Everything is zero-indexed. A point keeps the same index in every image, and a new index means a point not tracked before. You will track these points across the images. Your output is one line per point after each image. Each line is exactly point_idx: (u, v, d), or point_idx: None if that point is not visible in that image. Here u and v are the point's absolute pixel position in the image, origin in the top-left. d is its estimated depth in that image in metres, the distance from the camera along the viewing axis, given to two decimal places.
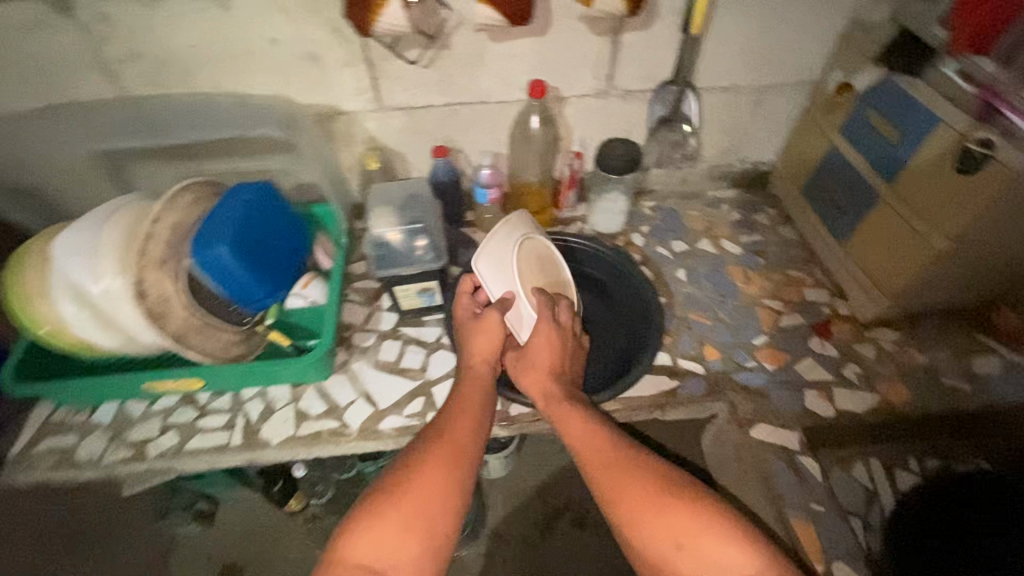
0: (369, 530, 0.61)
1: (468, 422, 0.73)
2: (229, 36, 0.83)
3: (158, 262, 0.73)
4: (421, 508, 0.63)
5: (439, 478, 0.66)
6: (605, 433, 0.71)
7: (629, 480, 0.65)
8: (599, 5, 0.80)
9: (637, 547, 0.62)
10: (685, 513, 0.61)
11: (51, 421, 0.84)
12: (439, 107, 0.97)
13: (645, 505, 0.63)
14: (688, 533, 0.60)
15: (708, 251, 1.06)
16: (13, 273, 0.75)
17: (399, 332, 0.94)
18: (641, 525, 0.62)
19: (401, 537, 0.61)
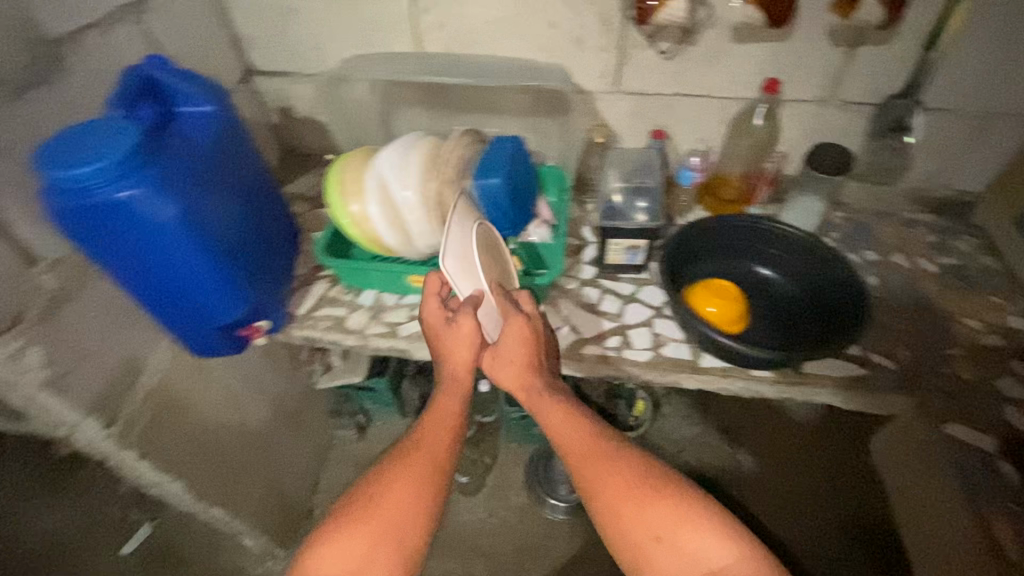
0: (358, 536, 0.73)
1: (441, 432, 0.82)
2: (518, 16, 1.03)
3: (448, 180, 0.93)
4: (401, 523, 0.74)
5: (414, 495, 0.76)
6: (578, 433, 0.81)
7: (606, 481, 0.75)
8: (859, 14, 0.89)
9: (618, 537, 0.74)
10: (658, 512, 0.72)
11: (326, 295, 1.06)
12: (666, 96, 1.10)
13: (625, 501, 0.73)
14: (662, 527, 0.71)
15: (901, 265, 1.09)
16: (332, 175, 0.96)
17: (598, 282, 1.06)
18: (622, 520, 0.73)
19: (386, 543, 0.73)
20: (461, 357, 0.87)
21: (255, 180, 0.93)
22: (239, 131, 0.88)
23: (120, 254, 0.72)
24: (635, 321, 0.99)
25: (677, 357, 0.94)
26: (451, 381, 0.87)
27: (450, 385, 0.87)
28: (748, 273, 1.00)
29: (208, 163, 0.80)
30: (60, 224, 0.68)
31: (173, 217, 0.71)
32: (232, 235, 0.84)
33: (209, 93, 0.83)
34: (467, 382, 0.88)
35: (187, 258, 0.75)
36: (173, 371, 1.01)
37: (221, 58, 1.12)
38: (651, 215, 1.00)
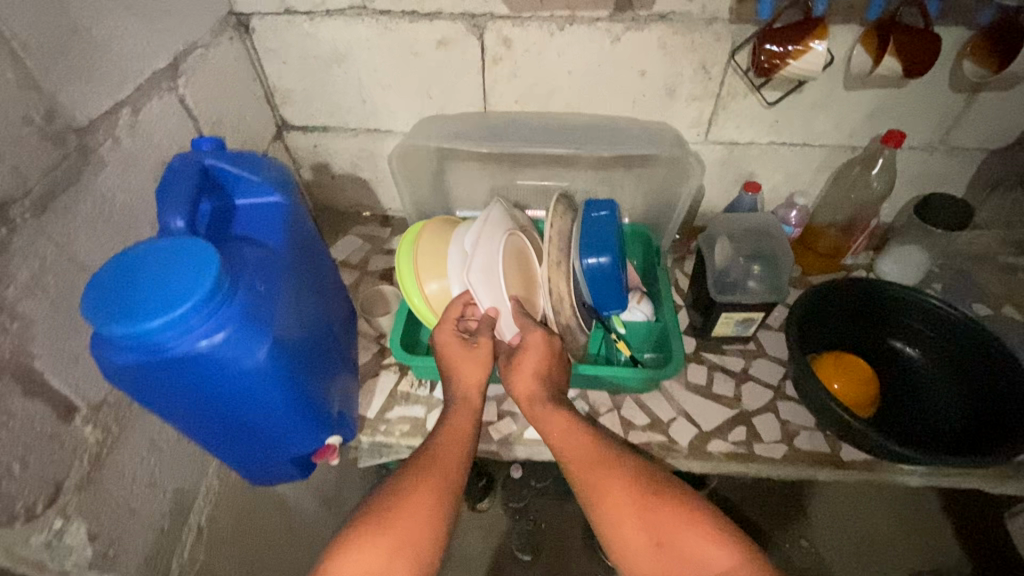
0: (369, 548, 0.63)
1: (456, 443, 0.74)
2: (604, 64, 0.91)
3: (554, 264, 0.81)
4: (415, 531, 0.64)
5: (429, 507, 0.67)
6: (583, 439, 0.74)
7: (607, 484, 0.69)
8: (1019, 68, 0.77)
9: (618, 543, 0.66)
10: (661, 515, 0.65)
11: (398, 391, 0.92)
12: (760, 145, 1.00)
13: (630, 506, 0.66)
14: (666, 527, 0.64)
15: (1014, 319, 1.02)
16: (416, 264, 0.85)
17: (703, 357, 0.95)
18: (625, 524, 0.65)
19: (395, 552, 0.63)
20: (474, 372, 0.79)
21: (318, 273, 0.78)
22: (307, 221, 0.74)
23: (193, 406, 0.56)
24: (757, 406, 0.88)
25: (814, 449, 0.84)
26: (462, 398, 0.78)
27: (463, 404, 0.77)
28: (881, 347, 0.92)
29: (294, 280, 0.66)
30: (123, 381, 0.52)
31: (269, 358, 0.56)
32: (310, 345, 0.70)
33: (276, 184, 0.68)
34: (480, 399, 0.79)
35: (276, 402, 0.61)
36: (225, 496, 0.85)
37: (254, 115, 0.97)
38: (773, 287, 0.86)
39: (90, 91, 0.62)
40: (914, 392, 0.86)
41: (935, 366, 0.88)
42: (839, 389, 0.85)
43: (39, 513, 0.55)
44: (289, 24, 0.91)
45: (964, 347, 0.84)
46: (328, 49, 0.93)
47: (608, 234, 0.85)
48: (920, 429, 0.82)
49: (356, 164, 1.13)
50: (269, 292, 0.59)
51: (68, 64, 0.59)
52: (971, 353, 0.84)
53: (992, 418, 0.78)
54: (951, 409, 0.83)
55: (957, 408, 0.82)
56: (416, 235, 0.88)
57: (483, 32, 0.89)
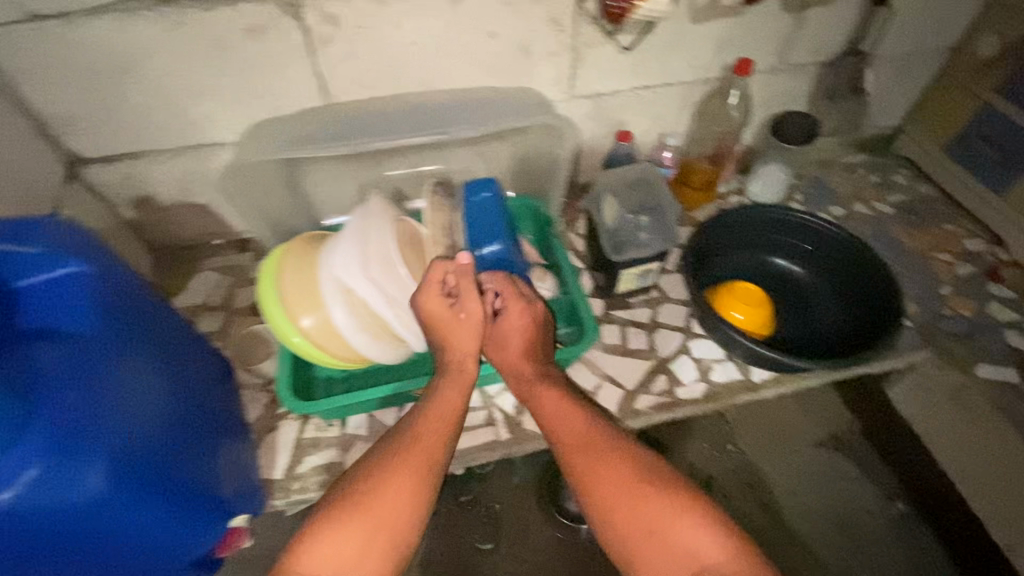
0: (332, 544, 0.54)
1: (445, 419, 0.65)
2: (450, 30, 0.82)
3: (444, 263, 0.73)
4: (386, 513, 0.56)
5: (401, 496, 0.57)
6: (571, 422, 0.66)
7: (594, 471, 0.61)
8: None
9: (611, 533, 0.59)
10: (650, 506, 0.58)
11: (304, 438, 0.82)
12: (623, 92, 0.99)
13: (624, 488, 0.59)
14: (660, 518, 0.57)
15: (864, 214, 1.13)
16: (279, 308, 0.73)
17: (613, 316, 0.96)
18: (625, 513, 0.59)
19: (368, 542, 0.55)
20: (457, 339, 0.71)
21: (172, 336, 0.66)
22: (138, 285, 0.60)
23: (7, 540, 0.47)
24: (671, 353, 0.91)
25: (727, 379, 0.88)
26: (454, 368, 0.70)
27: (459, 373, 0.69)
28: (763, 267, 0.97)
29: (132, 365, 0.54)
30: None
31: (111, 487, 0.49)
32: (180, 434, 0.59)
33: (77, 249, 0.53)
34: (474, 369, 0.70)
35: (135, 518, 0.53)
36: None
37: (27, 158, 0.77)
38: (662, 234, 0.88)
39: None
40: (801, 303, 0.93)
41: (812, 276, 0.95)
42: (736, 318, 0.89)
43: None
44: (40, 34, 0.71)
45: (834, 253, 0.92)
46: (106, 58, 0.75)
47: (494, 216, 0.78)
48: (810, 340, 0.89)
49: (189, 190, 0.95)
50: (100, 406, 0.49)
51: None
52: (842, 260, 0.92)
53: (867, 312, 0.87)
54: (829, 314, 0.91)
55: (834, 313, 0.91)
56: (277, 263, 0.75)
57: (303, 12, 0.76)
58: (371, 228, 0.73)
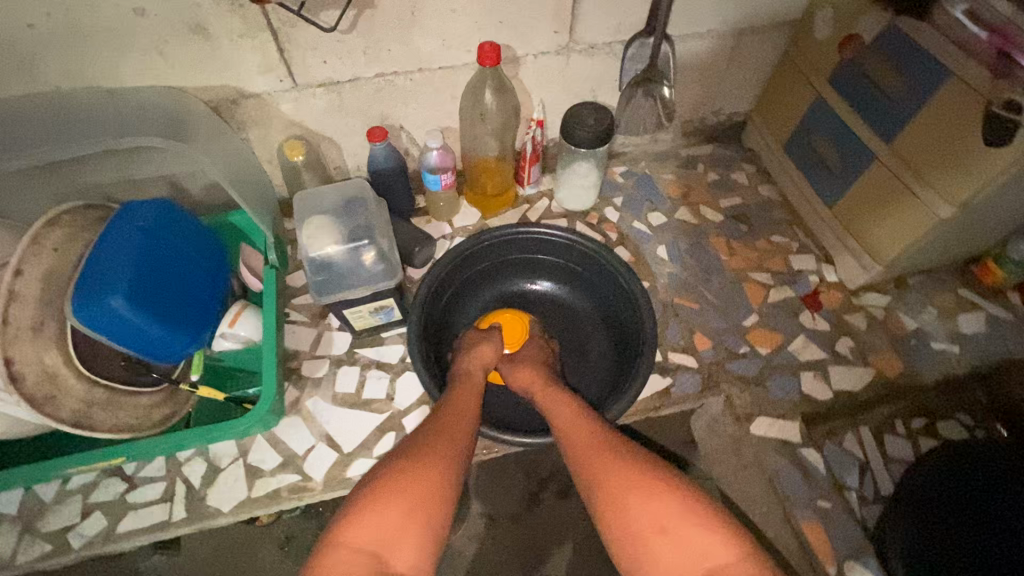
0: (362, 523, 0.49)
1: (461, 419, 0.63)
2: (72, 10, 0.62)
3: (31, 331, 0.56)
4: (423, 490, 0.52)
5: (433, 477, 0.54)
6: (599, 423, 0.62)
7: (615, 462, 0.55)
8: None
9: (618, 532, 0.50)
10: (684, 498, 0.50)
11: None
12: (369, 79, 0.79)
13: (639, 475, 0.53)
14: (676, 508, 0.49)
15: (687, 223, 0.98)
16: None
17: (356, 356, 0.81)
18: (627, 504, 0.51)
19: (398, 521, 0.50)
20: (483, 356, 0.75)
21: None
22: None
23: None
24: (409, 405, 0.77)
25: None
26: (466, 379, 0.71)
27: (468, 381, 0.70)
28: (515, 297, 0.88)
29: None
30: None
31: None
32: None
33: None
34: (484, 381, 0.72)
35: None
36: None
37: None
38: (386, 267, 0.73)
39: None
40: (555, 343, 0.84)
41: (571, 311, 0.87)
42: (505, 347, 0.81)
43: None
44: None
45: (595, 272, 0.84)
46: None
47: (122, 257, 0.61)
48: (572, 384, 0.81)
49: None
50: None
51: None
52: (607, 301, 0.85)
53: (625, 342, 0.80)
54: (592, 346, 0.84)
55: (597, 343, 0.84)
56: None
57: None
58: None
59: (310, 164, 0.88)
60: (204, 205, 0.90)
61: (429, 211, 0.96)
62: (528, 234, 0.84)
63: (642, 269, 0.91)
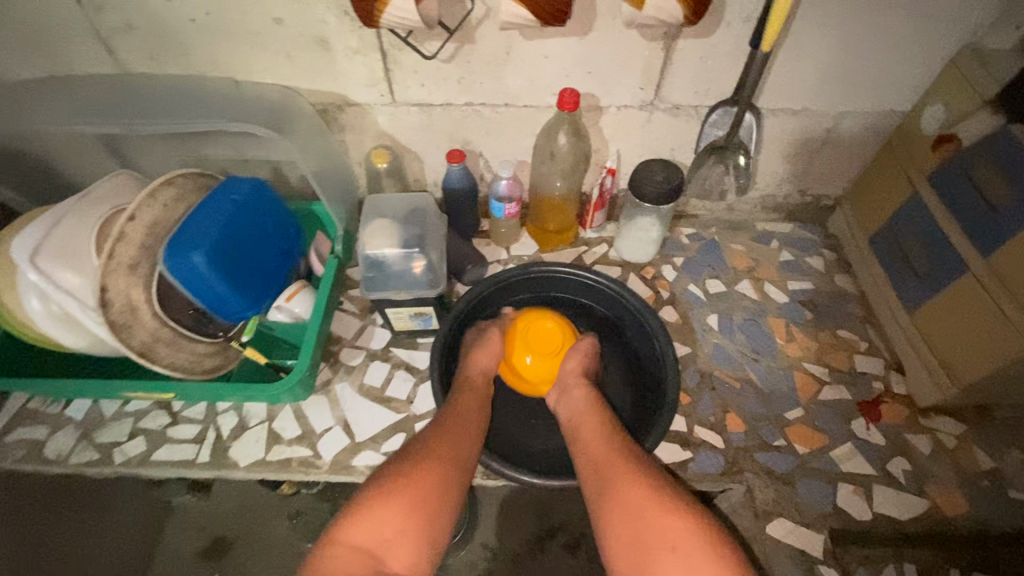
0: (368, 518, 0.55)
1: (468, 426, 0.68)
2: (230, 15, 0.74)
3: (128, 267, 0.67)
4: (426, 494, 0.58)
5: (438, 485, 0.59)
6: (611, 439, 0.65)
7: (625, 482, 0.58)
8: (652, 11, 0.66)
9: (625, 549, 0.54)
10: (683, 525, 0.53)
11: (25, 410, 0.81)
12: (458, 107, 0.86)
13: (649, 498, 0.56)
14: (681, 533, 0.52)
15: (747, 296, 0.93)
16: None
17: (389, 354, 0.86)
18: (631, 526, 0.54)
19: (399, 523, 0.55)
20: (488, 360, 0.77)
21: None
22: None
23: None
24: (425, 411, 0.80)
25: None
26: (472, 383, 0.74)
27: (473, 386, 0.73)
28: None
29: None
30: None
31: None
32: None
33: None
34: (485, 386, 0.74)
35: None
36: None
37: None
38: (432, 277, 0.78)
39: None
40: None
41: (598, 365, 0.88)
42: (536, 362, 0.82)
43: None
44: None
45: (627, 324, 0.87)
46: None
47: (215, 222, 0.70)
48: None
49: None
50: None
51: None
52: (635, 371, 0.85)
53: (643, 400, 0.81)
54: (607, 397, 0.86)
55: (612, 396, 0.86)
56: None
57: None
58: (73, 214, 0.69)
59: (392, 173, 0.96)
60: (298, 192, 1.01)
61: (490, 235, 1.00)
62: (574, 276, 0.87)
63: (687, 334, 0.89)
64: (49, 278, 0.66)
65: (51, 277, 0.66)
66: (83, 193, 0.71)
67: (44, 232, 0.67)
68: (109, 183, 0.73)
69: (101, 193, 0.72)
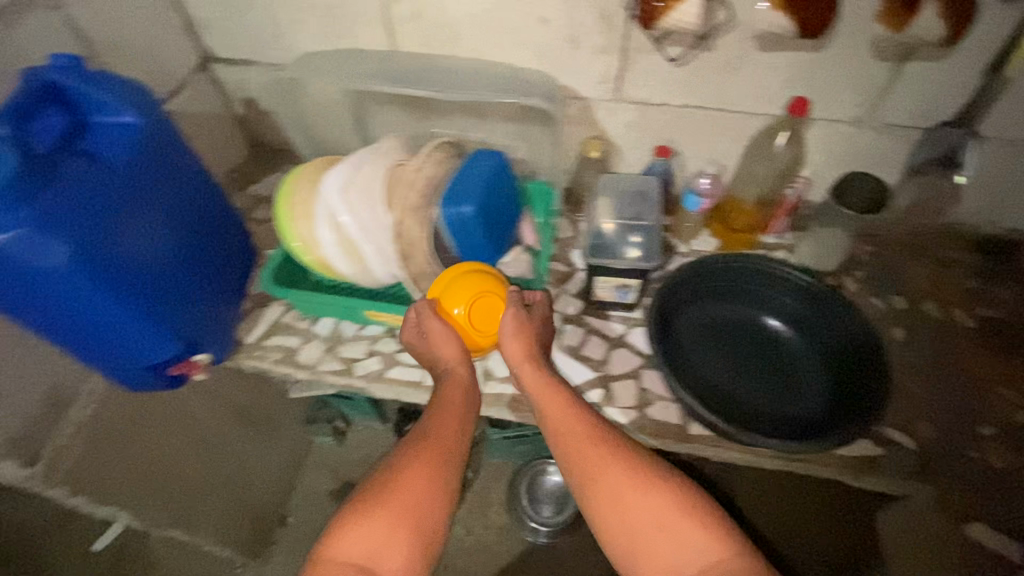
0: (369, 526, 0.65)
1: (447, 420, 0.75)
2: (505, 12, 0.88)
3: (414, 206, 0.81)
4: (408, 504, 0.67)
5: (421, 485, 0.68)
6: (578, 419, 0.73)
7: (605, 471, 0.68)
8: (916, 31, 0.74)
9: (613, 529, 0.66)
10: (662, 503, 0.65)
11: (280, 322, 0.96)
12: (675, 107, 0.95)
13: (627, 485, 0.67)
14: (663, 508, 0.65)
15: (931, 315, 0.95)
16: (283, 195, 0.86)
17: (583, 320, 0.94)
18: (615, 507, 0.66)
19: (397, 528, 0.65)
20: (449, 351, 0.79)
21: (206, 198, 0.84)
22: (171, 132, 0.76)
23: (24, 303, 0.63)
24: (620, 372, 0.88)
25: (664, 419, 0.83)
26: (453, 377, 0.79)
27: (450, 382, 0.78)
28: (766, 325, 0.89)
29: (124, 191, 0.68)
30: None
31: (107, 301, 0.67)
32: (156, 271, 0.73)
33: (131, 103, 0.71)
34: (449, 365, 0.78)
35: (107, 308, 0.67)
36: (112, 403, 0.92)
37: (170, 46, 0.99)
38: (646, 253, 0.86)
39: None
40: (767, 375, 0.84)
41: (804, 369, 0.85)
42: (468, 321, 0.79)
43: None
44: None
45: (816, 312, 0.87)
46: None
47: (479, 180, 0.83)
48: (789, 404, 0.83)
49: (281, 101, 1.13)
50: (123, 235, 0.68)
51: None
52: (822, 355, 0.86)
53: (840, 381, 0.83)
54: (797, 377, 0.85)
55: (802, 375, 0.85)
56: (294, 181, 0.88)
57: None
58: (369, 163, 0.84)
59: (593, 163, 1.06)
60: None
61: (672, 228, 1.05)
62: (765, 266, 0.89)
63: None
64: (352, 211, 0.82)
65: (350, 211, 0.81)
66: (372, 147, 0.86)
67: (352, 173, 0.83)
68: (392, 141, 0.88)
69: (387, 151, 0.87)
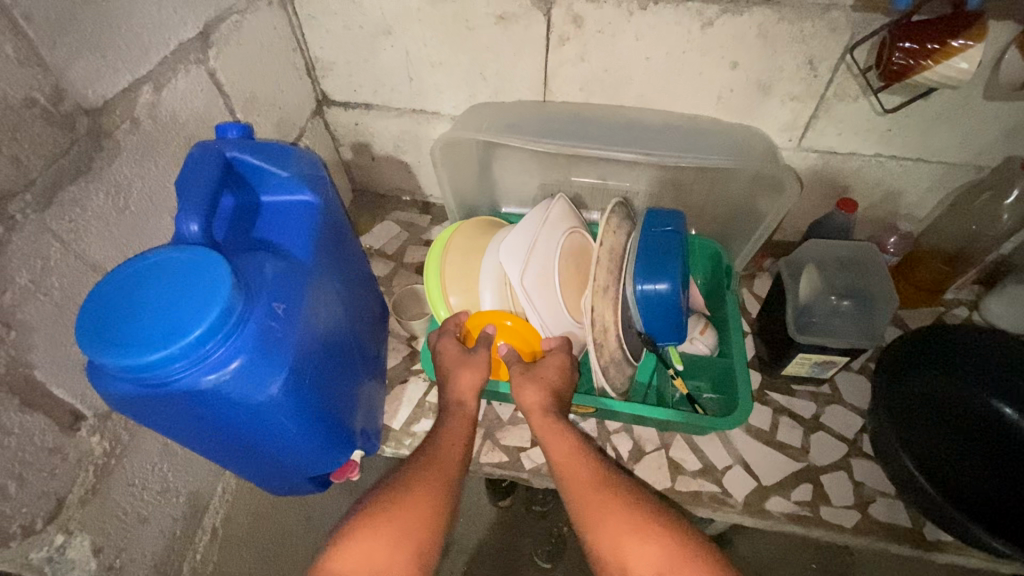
0: (360, 549, 0.54)
1: (452, 446, 0.66)
2: (689, 57, 0.78)
3: (604, 290, 0.71)
4: (408, 527, 0.56)
5: (421, 507, 0.58)
6: (588, 461, 0.64)
7: (606, 510, 0.58)
8: None
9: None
10: (670, 548, 0.54)
11: (426, 403, 0.85)
12: (864, 157, 0.85)
13: (632, 527, 0.56)
14: (671, 557, 0.53)
15: None
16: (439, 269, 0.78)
17: (767, 397, 0.85)
18: (621, 556, 0.55)
19: (390, 552, 0.54)
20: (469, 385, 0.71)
21: (358, 271, 0.74)
22: (336, 207, 0.66)
23: (198, 440, 0.52)
24: (827, 463, 0.78)
25: (892, 522, 0.73)
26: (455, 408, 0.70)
27: (458, 414, 0.69)
28: (996, 417, 0.76)
29: (320, 293, 0.58)
30: (69, 321, 0.53)
31: (305, 430, 0.56)
32: (339, 372, 0.63)
33: (304, 180, 0.60)
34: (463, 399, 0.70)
35: (305, 436, 0.57)
36: (240, 499, 0.81)
37: (293, 93, 0.88)
38: (864, 329, 0.76)
39: (73, 53, 0.51)
40: (992, 469, 0.72)
41: None
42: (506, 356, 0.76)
43: (39, 530, 0.52)
44: None
45: None
46: (374, 18, 0.82)
47: (673, 254, 0.73)
48: None
49: (398, 146, 1.03)
50: (319, 335, 0.57)
51: (57, 19, 0.48)
52: None
53: None
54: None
55: None
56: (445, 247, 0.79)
57: (550, 7, 0.76)
58: (542, 232, 0.75)
59: None
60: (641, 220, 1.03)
61: None
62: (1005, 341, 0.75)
63: None
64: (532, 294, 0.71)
65: (526, 284, 0.71)
66: (540, 212, 0.77)
67: (530, 249, 0.73)
68: (559, 208, 0.79)
69: (556, 219, 0.78)
